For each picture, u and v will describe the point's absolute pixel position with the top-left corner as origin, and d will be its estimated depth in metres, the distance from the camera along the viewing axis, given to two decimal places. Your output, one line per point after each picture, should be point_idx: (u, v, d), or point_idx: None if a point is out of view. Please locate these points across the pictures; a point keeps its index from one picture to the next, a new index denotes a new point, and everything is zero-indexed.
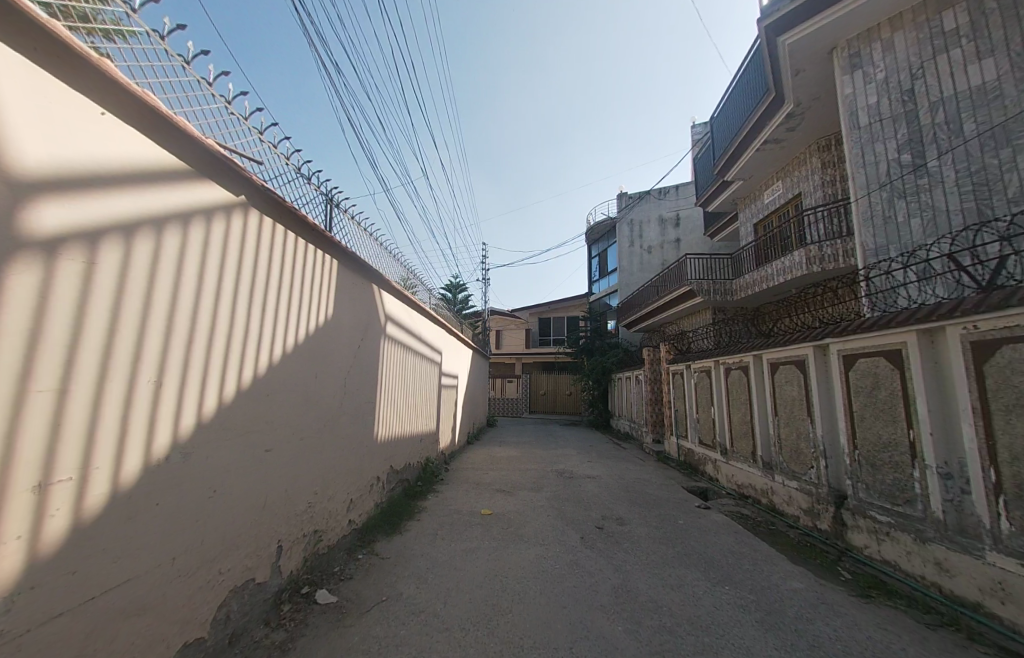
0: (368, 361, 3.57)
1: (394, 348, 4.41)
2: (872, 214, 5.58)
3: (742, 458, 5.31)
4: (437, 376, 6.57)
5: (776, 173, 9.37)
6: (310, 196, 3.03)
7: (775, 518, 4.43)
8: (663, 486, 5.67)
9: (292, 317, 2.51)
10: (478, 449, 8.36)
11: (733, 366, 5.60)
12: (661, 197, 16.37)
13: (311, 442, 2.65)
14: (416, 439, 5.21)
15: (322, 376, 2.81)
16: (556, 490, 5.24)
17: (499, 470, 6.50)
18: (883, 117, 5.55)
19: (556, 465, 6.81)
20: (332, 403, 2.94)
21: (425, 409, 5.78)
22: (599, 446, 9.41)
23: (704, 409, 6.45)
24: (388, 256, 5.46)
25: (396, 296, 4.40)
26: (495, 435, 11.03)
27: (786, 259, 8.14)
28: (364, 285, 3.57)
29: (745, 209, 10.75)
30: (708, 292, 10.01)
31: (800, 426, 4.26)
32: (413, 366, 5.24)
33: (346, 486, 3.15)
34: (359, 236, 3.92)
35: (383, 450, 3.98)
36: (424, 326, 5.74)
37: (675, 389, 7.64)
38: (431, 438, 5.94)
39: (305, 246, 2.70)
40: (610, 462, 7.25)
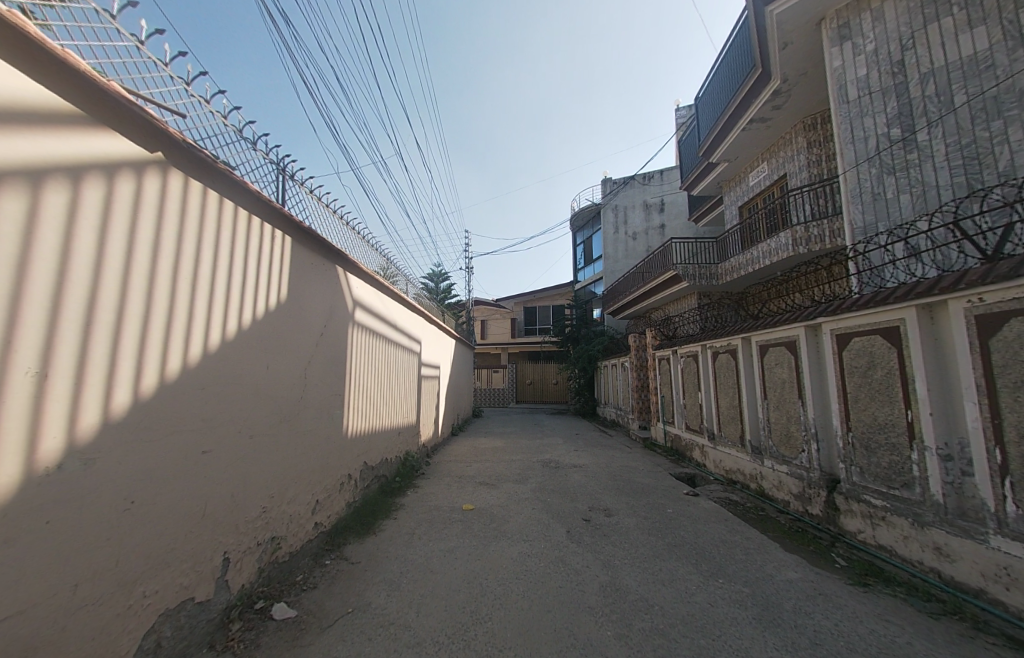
0: (333, 350, 3.26)
1: (366, 336, 4.10)
2: (861, 191, 5.44)
3: (730, 443, 5.19)
4: (417, 367, 6.28)
5: (761, 154, 9.23)
6: (255, 164, 2.62)
7: (764, 503, 4.32)
8: (650, 473, 5.54)
9: (233, 298, 2.18)
10: (462, 441, 8.13)
11: (721, 350, 5.45)
12: (646, 182, 16.17)
13: (264, 440, 2.34)
14: (394, 432, 4.94)
15: (276, 366, 2.49)
16: (542, 481, 5.05)
17: (484, 462, 6.28)
18: (873, 89, 5.39)
19: (542, 455, 6.62)
20: (290, 396, 2.63)
21: (404, 401, 5.50)
22: (586, 434, 9.27)
23: (691, 394, 6.32)
24: (360, 239, 5.10)
25: (366, 281, 4.07)
26: (481, 426, 10.81)
27: (773, 241, 8.02)
28: (326, 266, 3.24)
29: (729, 192, 10.63)
30: (694, 276, 9.86)
31: (790, 409, 4.13)
32: (388, 356, 4.93)
33: (311, 486, 2.86)
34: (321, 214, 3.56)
35: (354, 445, 3.69)
36: (400, 314, 5.41)
37: (662, 374, 7.51)
38: (410, 431, 5.65)
39: (248, 217, 2.34)
40: (597, 450, 7.10)
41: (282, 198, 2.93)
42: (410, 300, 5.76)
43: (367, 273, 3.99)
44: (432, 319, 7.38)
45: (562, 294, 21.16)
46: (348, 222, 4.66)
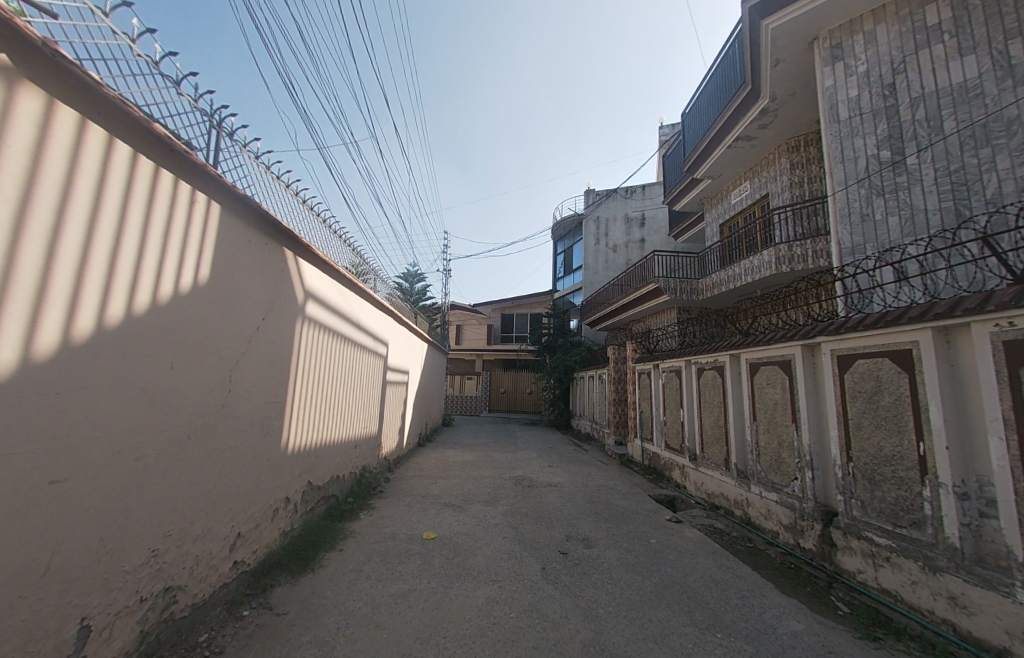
0: (270, 350, 2.71)
1: (320, 334, 3.56)
2: (850, 210, 5.33)
3: (713, 465, 4.91)
4: (382, 372, 5.72)
5: (743, 173, 9.22)
6: (177, 107, 2.07)
7: (752, 533, 4.02)
8: (629, 495, 5.18)
9: (125, 273, 1.63)
10: (428, 453, 7.57)
11: (707, 367, 5.18)
12: (628, 196, 16.18)
13: (155, 464, 1.79)
14: (348, 446, 4.37)
15: (186, 364, 1.95)
16: (514, 503, 4.59)
17: (450, 478, 5.76)
18: (864, 110, 5.34)
19: (515, 471, 6.18)
20: (203, 403, 2.10)
21: (364, 409, 4.92)
22: (560, 448, 8.88)
23: (672, 411, 6.04)
24: (324, 228, 4.55)
25: (323, 271, 3.54)
26: (450, 435, 10.26)
27: (756, 258, 7.86)
28: (270, 245, 2.71)
29: (710, 209, 10.62)
30: (675, 290, 9.70)
31: (782, 432, 3.86)
32: (348, 358, 4.37)
33: (227, 514, 2.32)
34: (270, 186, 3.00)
35: (295, 461, 3.14)
36: (365, 313, 4.86)
37: (641, 389, 7.23)
38: (370, 444, 5.09)
39: (161, 171, 1.80)
40: (572, 467, 6.71)
41: (216, 162, 2.41)
42: (378, 298, 5.22)
43: (326, 260, 3.46)
44: (403, 321, 6.83)
45: (540, 303, 20.90)
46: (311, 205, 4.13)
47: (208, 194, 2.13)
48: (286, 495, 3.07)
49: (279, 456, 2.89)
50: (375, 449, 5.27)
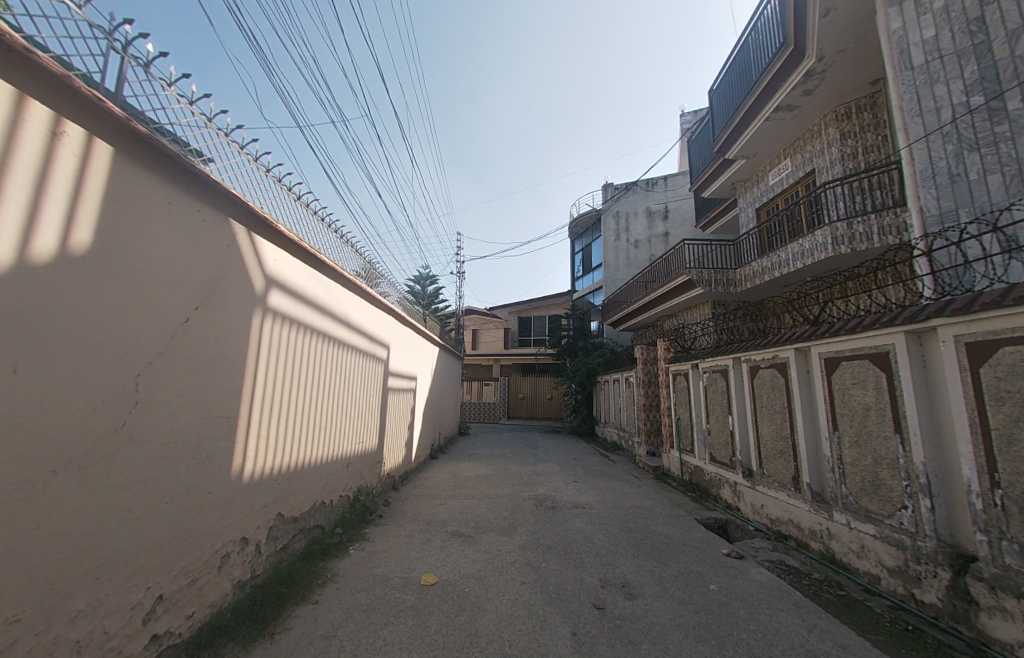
0: (205, 351, 2.09)
1: (291, 330, 2.94)
2: (933, 171, 4.36)
3: (775, 483, 4.06)
4: (384, 378, 5.09)
5: (782, 150, 8.26)
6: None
7: (841, 575, 3.15)
8: (672, 519, 4.36)
9: None
10: (440, 467, 6.90)
11: (763, 365, 4.28)
12: (649, 188, 15.28)
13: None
14: (336, 466, 3.70)
15: (39, 367, 1.37)
16: (535, 532, 3.84)
17: (461, 497, 5.05)
18: (945, 52, 4.38)
19: (535, 488, 5.42)
20: (79, 424, 1.49)
21: (358, 421, 4.25)
22: (586, 459, 8.05)
23: (717, 418, 5.17)
24: (314, 217, 3.88)
25: (293, 255, 2.91)
26: (466, 445, 9.57)
27: (806, 240, 6.81)
28: (204, 212, 2.09)
29: (743, 194, 9.63)
30: (710, 282, 8.59)
31: (878, 446, 2.99)
32: (334, 361, 3.72)
33: (116, 580, 1.66)
34: (211, 142, 2.36)
35: (248, 491, 2.46)
36: (357, 308, 4.20)
37: (677, 393, 6.37)
38: (368, 462, 4.42)
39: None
40: (601, 482, 5.90)
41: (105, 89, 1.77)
42: (372, 291, 4.55)
43: (294, 238, 2.83)
44: (408, 321, 6.16)
45: (559, 304, 20.09)
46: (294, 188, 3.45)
47: (81, 131, 1.55)
48: (242, 534, 2.39)
49: (219, 490, 2.22)
50: (375, 468, 4.60)
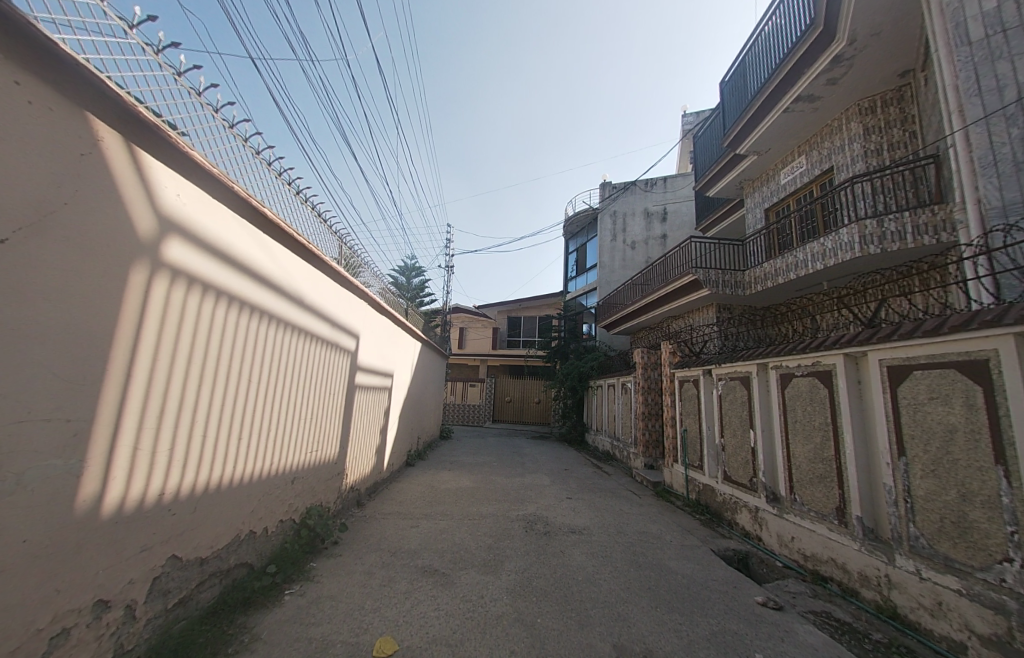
0: (26, 320, 1.30)
1: (205, 299, 2.13)
2: (995, 158, 3.84)
3: (811, 514, 3.41)
4: (352, 373, 4.29)
5: (797, 147, 7.76)
6: None
7: (910, 639, 2.48)
8: (685, 552, 3.69)
9: None
10: (416, 476, 6.12)
11: (799, 373, 3.63)
12: (648, 188, 14.78)
13: None
14: (275, 482, 2.90)
15: None
16: (525, 568, 3.12)
17: (437, 516, 4.30)
18: (1009, 26, 3.90)
19: (524, 507, 4.70)
20: None
21: (310, 424, 3.42)
22: (578, 470, 7.37)
23: (734, 432, 4.52)
24: (271, 172, 3.03)
25: (210, 198, 2.13)
26: (447, 451, 8.78)
27: (830, 238, 5.95)
28: (29, 89, 1.30)
29: (751, 194, 9.11)
30: (717, 284, 7.71)
31: (968, 480, 2.35)
32: (277, 348, 2.90)
33: None
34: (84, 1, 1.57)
35: (114, 530, 1.66)
36: (314, 284, 3.40)
37: (683, 402, 5.72)
38: (322, 475, 3.62)
39: None
40: (597, 500, 5.21)
41: None
42: (337, 267, 3.74)
43: (209, 170, 2.05)
44: (384, 309, 5.34)
45: (550, 305, 19.47)
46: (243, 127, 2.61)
47: None
48: (97, 595, 1.59)
49: (50, 535, 1.41)
50: (332, 482, 3.81)
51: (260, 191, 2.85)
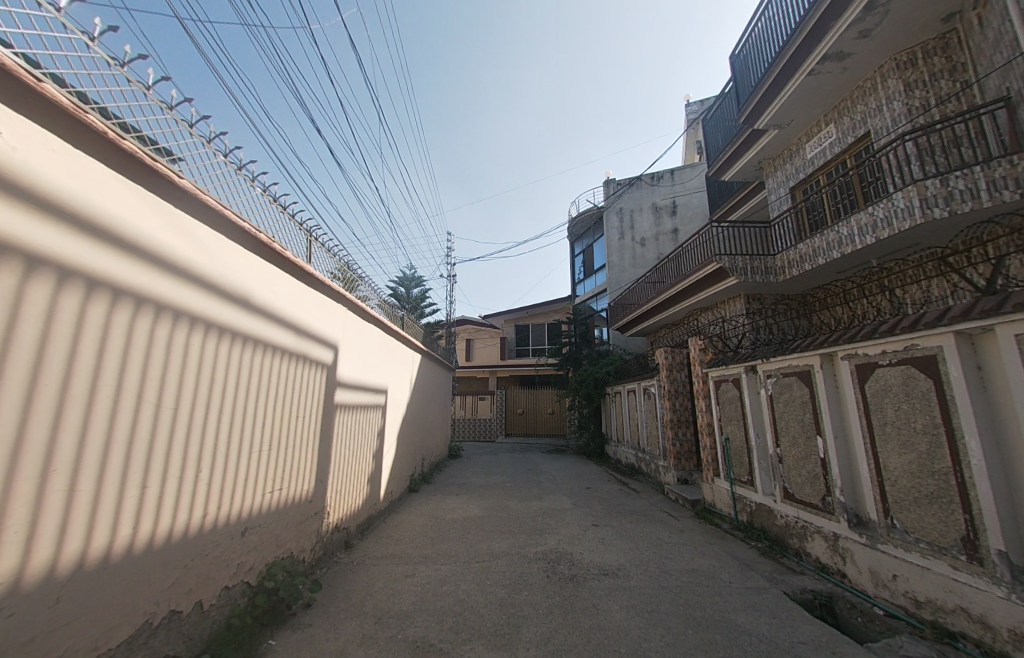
0: None
1: (62, 290, 1.49)
2: None
3: (918, 545, 2.62)
4: (332, 389, 3.63)
5: (823, 116, 7.06)
6: None
7: None
8: (753, 599, 2.89)
9: None
10: (418, 505, 5.38)
11: (884, 361, 2.87)
12: (655, 183, 14.11)
13: None
14: (217, 537, 2.20)
15: None
16: (550, 634, 2.37)
17: (438, 557, 3.55)
18: None
19: (543, 541, 3.93)
20: None
21: (272, 455, 2.74)
22: (601, 488, 6.55)
23: (793, 440, 3.73)
24: (197, 136, 2.33)
25: (71, 152, 1.53)
26: (455, 472, 8.03)
27: (881, 205, 5.26)
28: None
29: (772, 175, 8.38)
30: (745, 271, 6.93)
31: None
32: (215, 362, 2.26)
33: None
34: None
35: None
36: (268, 281, 2.75)
37: (722, 405, 4.93)
38: (293, 518, 2.91)
39: None
40: (630, 527, 4.41)
41: None
42: (298, 259, 3.09)
43: (53, 102, 1.44)
44: (370, 314, 4.66)
45: (559, 311, 18.76)
46: (134, 61, 1.87)
47: None
48: None
49: None
50: (309, 524, 3.08)
51: (181, 156, 2.15)
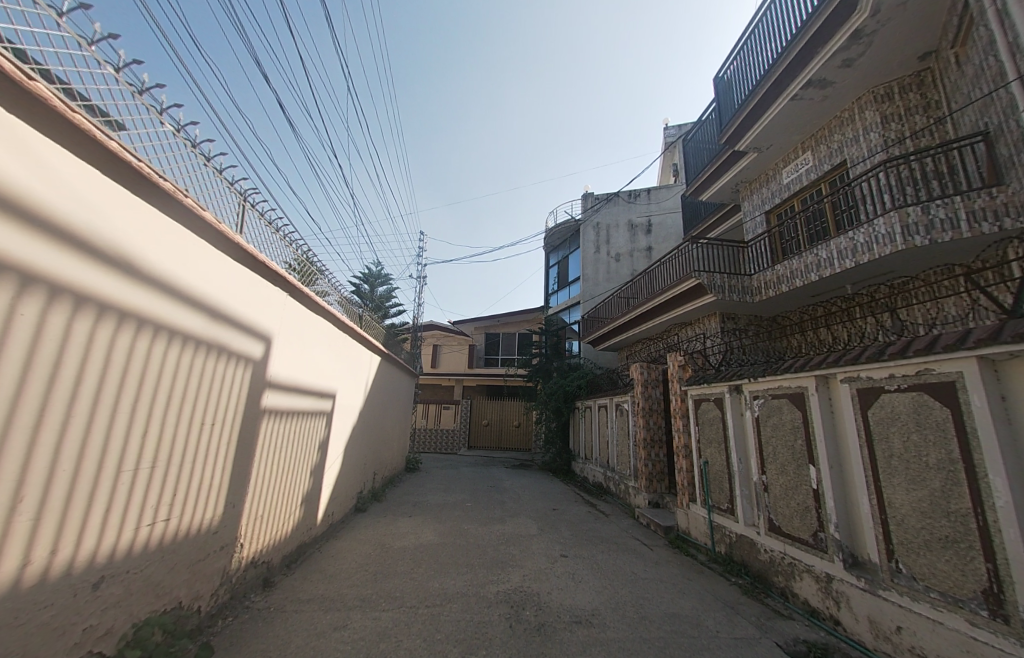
0: None
1: None
2: None
3: (928, 594, 2.33)
4: (263, 389, 3.01)
5: (801, 143, 7.09)
6: None
7: None
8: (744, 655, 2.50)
9: None
10: (363, 529, 4.73)
11: (891, 386, 2.61)
12: (632, 200, 14.17)
13: None
14: (52, 597, 1.52)
15: None
16: None
17: (377, 600, 2.96)
18: None
19: (504, 577, 3.43)
20: None
21: (166, 475, 2.10)
22: (569, 511, 6.11)
23: (780, 469, 3.43)
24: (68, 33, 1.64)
25: None
26: (411, 489, 7.36)
27: (861, 231, 5.17)
28: None
29: (747, 199, 8.36)
30: (723, 289, 6.78)
31: None
32: (70, 346, 1.60)
33: None
34: None
35: None
36: (179, 251, 2.14)
37: (701, 427, 4.62)
38: (184, 558, 2.22)
39: None
40: (601, 559, 3.98)
41: None
42: (222, 224, 2.45)
43: None
44: (321, 306, 4.05)
45: (530, 322, 18.45)
46: None
47: None
48: None
49: None
50: (208, 564, 2.41)
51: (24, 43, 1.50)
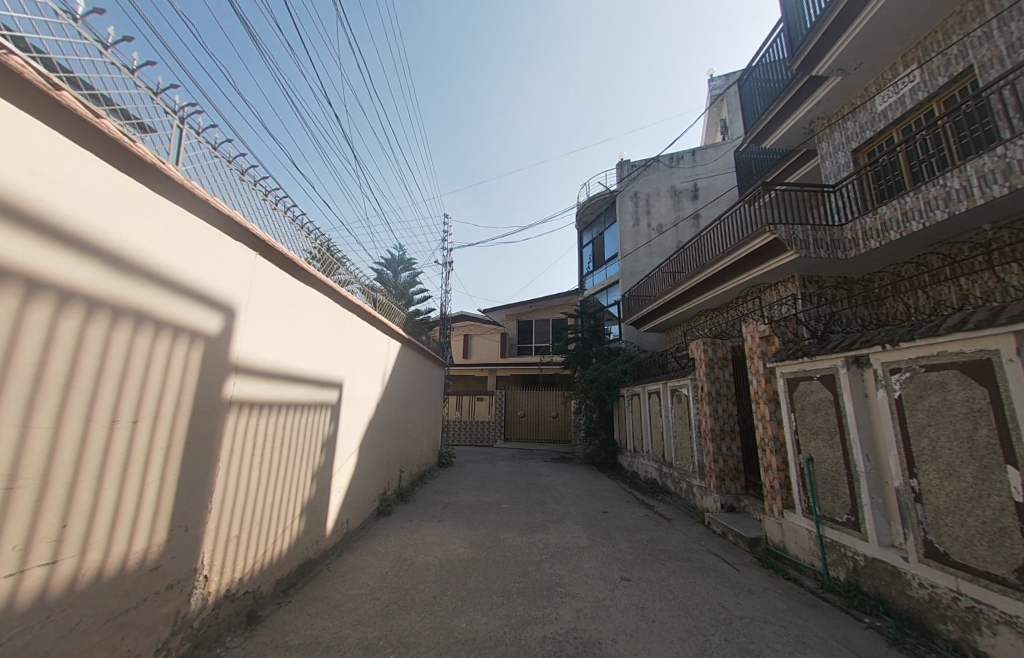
0: None
1: None
2: None
3: None
4: (225, 378, 2.33)
5: (903, 56, 5.62)
6: None
7: None
8: None
9: None
10: (383, 539, 4.06)
11: None
12: (673, 164, 12.76)
13: None
14: None
15: None
16: None
17: (380, 650, 2.23)
18: None
19: (547, 614, 2.61)
20: None
21: (35, 496, 1.42)
22: (623, 514, 5.20)
23: (946, 471, 2.37)
24: None
25: None
26: (442, 487, 6.70)
27: (1017, 144, 3.77)
28: None
29: (825, 139, 6.94)
30: (807, 246, 5.53)
31: None
32: None
33: None
34: None
35: None
36: (41, 167, 1.43)
37: (799, 414, 3.56)
38: (86, 609, 1.57)
39: None
40: (676, 586, 3.06)
41: None
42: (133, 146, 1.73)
43: None
44: (315, 278, 3.33)
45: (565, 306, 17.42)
46: None
47: None
48: None
49: None
50: (141, 613, 1.81)
51: None
